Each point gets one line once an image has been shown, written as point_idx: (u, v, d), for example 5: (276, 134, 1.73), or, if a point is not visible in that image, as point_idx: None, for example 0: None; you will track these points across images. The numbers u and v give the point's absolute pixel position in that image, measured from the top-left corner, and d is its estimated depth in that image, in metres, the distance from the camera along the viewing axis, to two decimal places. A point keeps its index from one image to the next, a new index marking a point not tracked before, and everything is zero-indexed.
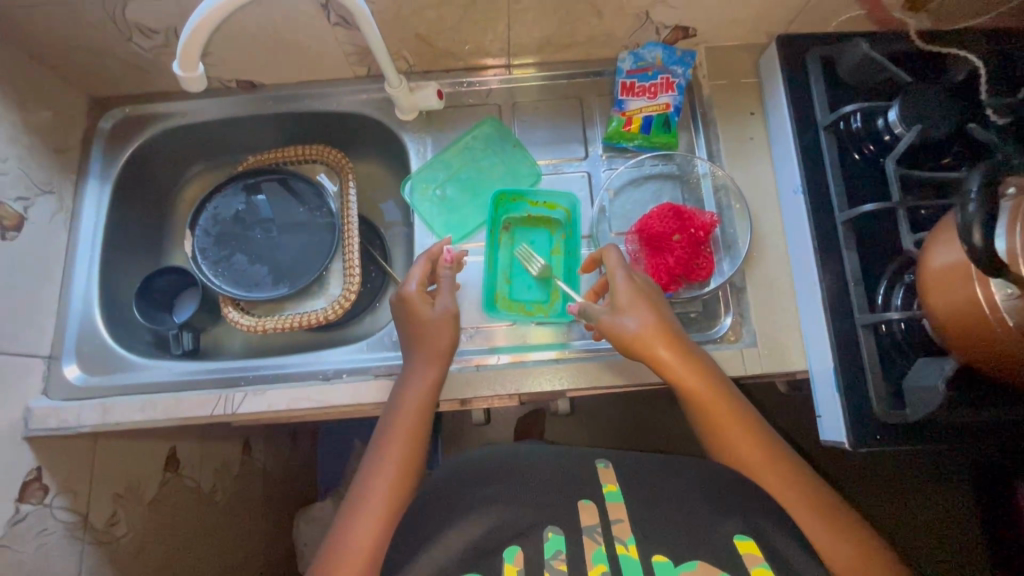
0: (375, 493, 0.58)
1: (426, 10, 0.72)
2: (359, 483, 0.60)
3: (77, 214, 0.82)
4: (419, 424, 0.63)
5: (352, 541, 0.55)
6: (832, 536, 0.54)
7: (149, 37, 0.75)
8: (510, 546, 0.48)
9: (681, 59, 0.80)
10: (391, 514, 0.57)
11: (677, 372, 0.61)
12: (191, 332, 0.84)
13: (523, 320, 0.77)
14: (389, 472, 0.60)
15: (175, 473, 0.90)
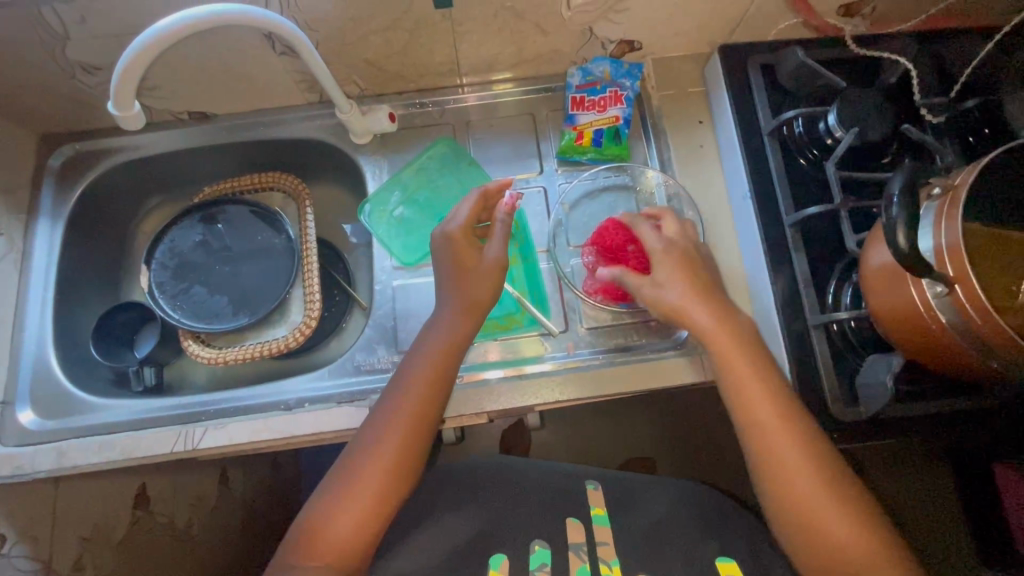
0: (386, 449, 0.59)
1: (370, 35, 0.73)
2: (370, 428, 0.61)
3: (29, 254, 0.80)
4: (435, 388, 0.63)
5: (356, 497, 0.57)
6: (806, 473, 0.55)
7: (92, 73, 0.74)
8: (496, 556, 0.59)
9: (628, 73, 0.82)
10: (397, 469, 0.59)
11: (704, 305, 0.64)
12: (152, 367, 0.83)
13: (496, 336, 0.77)
14: (404, 418, 0.61)
15: (147, 510, 0.87)
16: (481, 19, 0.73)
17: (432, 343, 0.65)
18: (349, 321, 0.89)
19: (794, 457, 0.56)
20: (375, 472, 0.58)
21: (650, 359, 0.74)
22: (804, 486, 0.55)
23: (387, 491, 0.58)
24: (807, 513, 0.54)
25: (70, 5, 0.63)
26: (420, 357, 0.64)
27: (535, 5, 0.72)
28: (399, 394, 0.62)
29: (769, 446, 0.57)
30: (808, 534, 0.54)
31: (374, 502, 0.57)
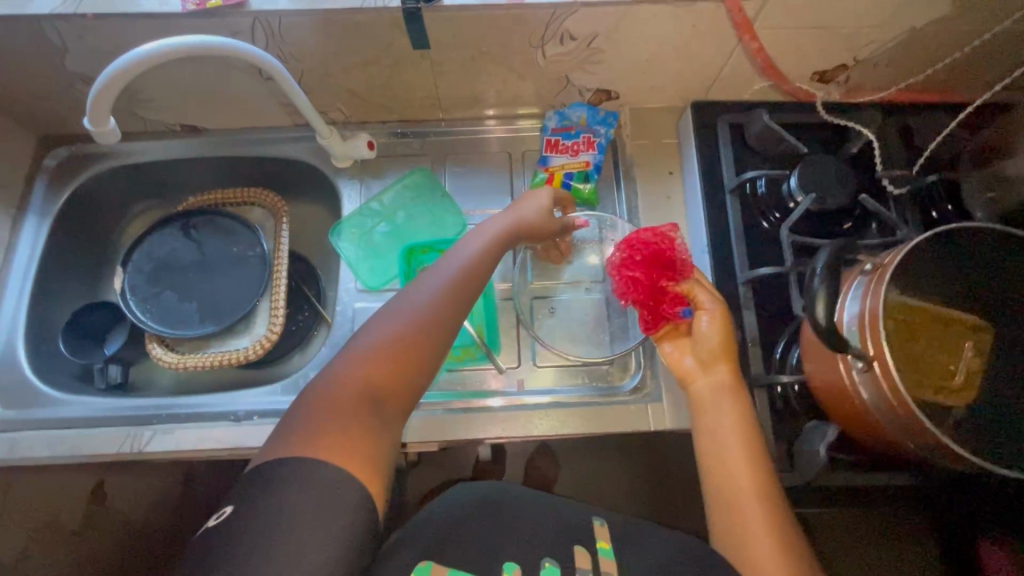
0: (421, 324, 0.58)
1: (353, 69, 0.76)
2: (417, 299, 0.60)
3: (13, 247, 0.84)
4: (474, 287, 0.63)
5: (387, 361, 0.55)
6: (746, 458, 0.56)
7: (91, 84, 0.79)
8: (507, 563, 0.53)
9: (602, 120, 0.85)
10: (415, 353, 0.57)
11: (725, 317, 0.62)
12: (119, 364, 0.86)
13: (447, 367, 0.78)
14: (446, 298, 0.60)
15: (105, 505, 0.87)
16: (459, 61, 0.76)
17: (480, 244, 0.66)
18: (315, 336, 0.92)
19: (747, 478, 0.56)
20: (406, 342, 0.56)
21: (596, 403, 0.75)
22: (748, 515, 0.54)
23: (413, 368, 0.56)
24: (748, 528, 0.53)
25: (69, 23, 0.68)
26: (461, 250, 0.65)
27: (511, 51, 0.75)
28: (436, 280, 0.62)
29: (728, 456, 0.57)
30: (748, 539, 0.53)
31: (398, 372, 0.55)
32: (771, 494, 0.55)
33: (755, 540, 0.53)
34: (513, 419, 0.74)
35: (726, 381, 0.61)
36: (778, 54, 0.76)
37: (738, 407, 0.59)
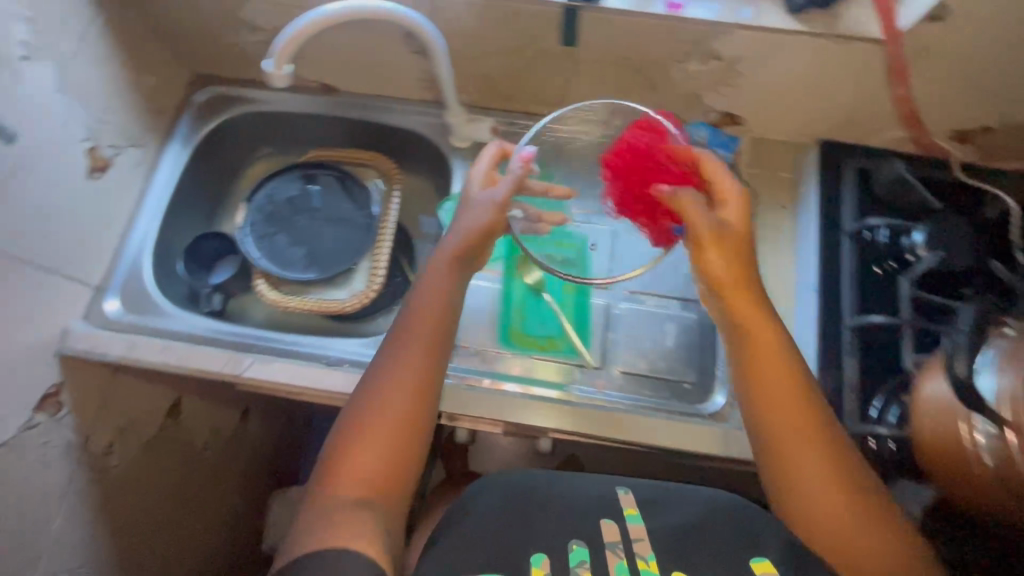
0: (400, 390, 0.61)
1: (496, 56, 0.80)
2: (381, 371, 0.63)
3: (155, 169, 0.91)
4: (438, 344, 0.65)
5: (377, 433, 0.59)
6: (813, 447, 0.56)
7: (254, 31, 0.85)
8: (536, 554, 0.54)
9: (723, 142, 0.86)
10: (407, 423, 0.60)
11: (726, 256, 0.62)
12: (221, 294, 0.92)
13: (533, 354, 0.79)
14: (409, 367, 0.62)
15: (175, 421, 0.98)
16: (598, 62, 0.78)
17: (422, 303, 0.67)
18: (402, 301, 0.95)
19: (804, 474, 0.56)
20: (390, 411, 0.60)
21: (679, 417, 0.73)
22: (828, 527, 0.54)
23: (399, 441, 0.59)
24: (839, 540, 0.53)
25: None
26: (415, 313, 0.66)
27: (652, 61, 0.76)
28: (400, 350, 0.63)
29: (794, 471, 0.56)
30: (841, 547, 0.53)
31: (392, 437, 0.59)
32: (845, 485, 0.55)
33: (845, 545, 0.53)
34: (583, 407, 0.73)
35: (758, 370, 0.60)
36: (924, 105, 0.75)
37: (777, 413, 0.58)
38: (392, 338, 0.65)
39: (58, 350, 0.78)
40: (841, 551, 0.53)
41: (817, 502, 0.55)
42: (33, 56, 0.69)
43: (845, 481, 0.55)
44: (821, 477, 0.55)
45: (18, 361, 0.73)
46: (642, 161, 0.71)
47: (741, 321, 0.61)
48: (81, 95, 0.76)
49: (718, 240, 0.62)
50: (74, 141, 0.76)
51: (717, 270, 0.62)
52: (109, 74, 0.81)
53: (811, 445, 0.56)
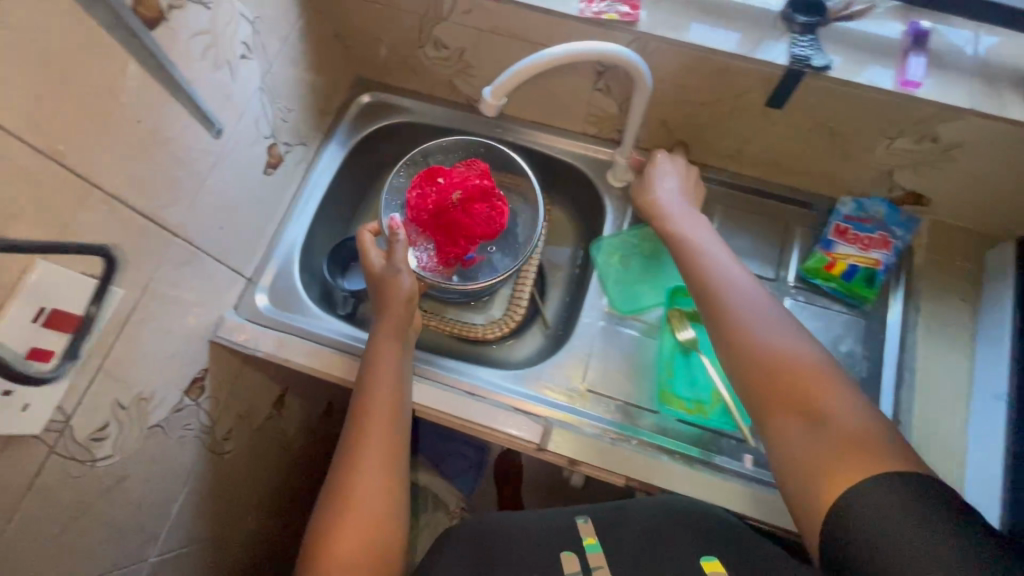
0: (372, 471, 0.66)
1: (685, 104, 0.77)
2: (350, 453, 0.67)
3: (313, 167, 0.92)
4: (395, 427, 0.69)
5: (358, 517, 0.64)
6: (810, 392, 0.55)
7: (438, 50, 0.84)
8: None
9: (903, 222, 0.80)
10: (373, 525, 0.64)
11: (722, 291, 0.65)
12: (354, 299, 0.91)
13: (679, 416, 0.76)
14: (374, 446, 0.67)
15: (277, 411, 1.03)
16: (798, 126, 0.74)
17: (374, 382, 0.71)
18: (527, 331, 0.91)
19: (823, 386, 0.55)
20: (370, 492, 0.65)
21: None
22: (793, 422, 0.55)
23: (366, 536, 0.63)
24: (809, 455, 0.52)
25: None
26: (375, 393, 0.70)
27: (857, 133, 0.72)
28: (364, 422, 0.68)
29: (803, 391, 0.55)
30: (837, 462, 0.50)
31: (371, 526, 0.64)
32: (834, 389, 0.55)
33: (858, 455, 0.50)
34: (717, 482, 0.72)
35: (736, 342, 0.61)
36: None
37: (740, 353, 0.60)
38: (355, 413, 0.70)
39: (212, 335, 0.78)
40: (854, 463, 0.49)
41: (841, 413, 0.53)
42: (249, 56, 0.70)
43: (829, 379, 0.56)
44: (801, 381, 0.56)
45: (182, 348, 0.73)
46: (442, 197, 0.77)
47: (719, 311, 0.64)
48: (273, 93, 0.77)
49: (705, 287, 0.67)
50: (260, 137, 0.77)
51: (723, 295, 0.65)
52: (293, 74, 0.81)
53: (762, 377, 0.58)
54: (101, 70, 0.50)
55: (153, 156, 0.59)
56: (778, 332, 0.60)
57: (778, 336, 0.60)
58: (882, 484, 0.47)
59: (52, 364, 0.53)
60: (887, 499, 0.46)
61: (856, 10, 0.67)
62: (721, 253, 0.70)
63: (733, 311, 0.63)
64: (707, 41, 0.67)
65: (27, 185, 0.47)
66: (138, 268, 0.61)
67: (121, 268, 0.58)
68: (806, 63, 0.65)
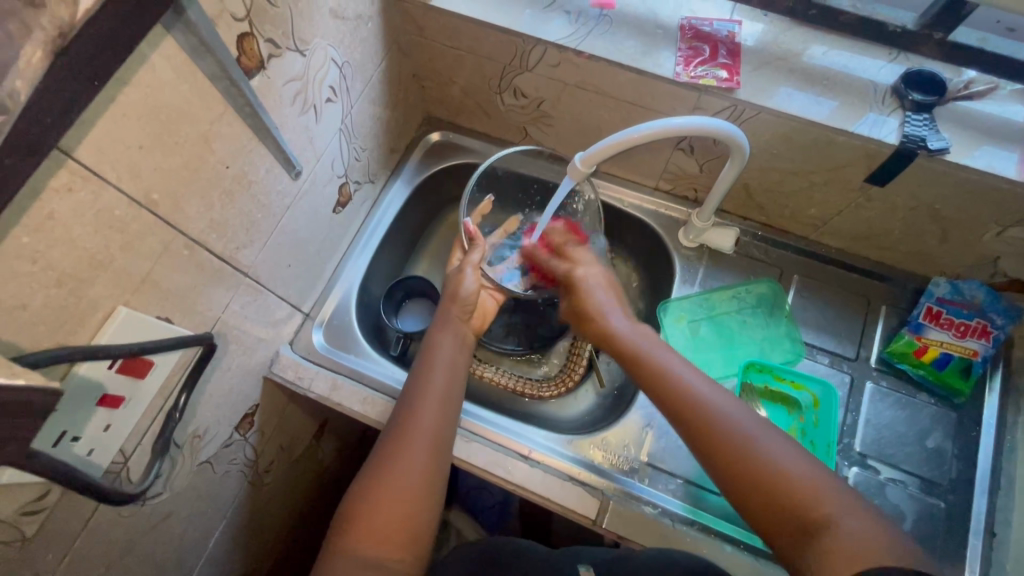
0: (418, 445, 0.61)
1: (774, 170, 0.74)
2: (401, 419, 0.63)
3: (377, 203, 0.91)
4: (448, 408, 0.65)
5: (398, 488, 0.57)
6: (786, 489, 0.51)
7: (517, 97, 0.82)
8: None
9: (1004, 310, 0.72)
10: (415, 500, 0.58)
11: (699, 406, 0.58)
12: (405, 340, 0.87)
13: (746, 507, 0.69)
14: (426, 414, 0.63)
15: (317, 441, 1.00)
16: (894, 205, 0.70)
17: (434, 355, 0.70)
18: (580, 387, 0.87)
19: (815, 492, 0.50)
20: (415, 463, 0.59)
21: None
22: (782, 527, 0.50)
23: (407, 508, 0.57)
24: (824, 558, 0.46)
25: (561, 53, 0.70)
26: (433, 372, 0.67)
27: (961, 217, 0.68)
28: (418, 396, 0.65)
29: (775, 484, 0.51)
30: (842, 563, 0.45)
31: (411, 500, 0.57)
32: (837, 496, 0.50)
33: (856, 560, 0.44)
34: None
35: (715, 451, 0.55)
36: None
37: (732, 472, 0.54)
38: (410, 389, 0.66)
39: (267, 372, 0.77)
40: (854, 571, 0.44)
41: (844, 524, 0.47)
42: (333, 99, 0.70)
43: (822, 481, 0.51)
44: (790, 489, 0.50)
45: (240, 384, 0.72)
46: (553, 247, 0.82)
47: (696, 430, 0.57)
48: (351, 133, 0.77)
49: (670, 403, 0.60)
50: (333, 177, 0.77)
51: (684, 405, 0.59)
52: (371, 114, 0.81)
53: (754, 492, 0.52)
54: (202, 119, 0.50)
55: (236, 199, 0.58)
56: (765, 439, 0.54)
57: (768, 444, 0.54)
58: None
59: (122, 409, 0.51)
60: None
61: (978, 90, 0.64)
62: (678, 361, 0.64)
63: (708, 431, 0.56)
64: (810, 114, 0.64)
65: (122, 234, 0.46)
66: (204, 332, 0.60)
67: (201, 336, 0.58)
68: (920, 143, 0.61)
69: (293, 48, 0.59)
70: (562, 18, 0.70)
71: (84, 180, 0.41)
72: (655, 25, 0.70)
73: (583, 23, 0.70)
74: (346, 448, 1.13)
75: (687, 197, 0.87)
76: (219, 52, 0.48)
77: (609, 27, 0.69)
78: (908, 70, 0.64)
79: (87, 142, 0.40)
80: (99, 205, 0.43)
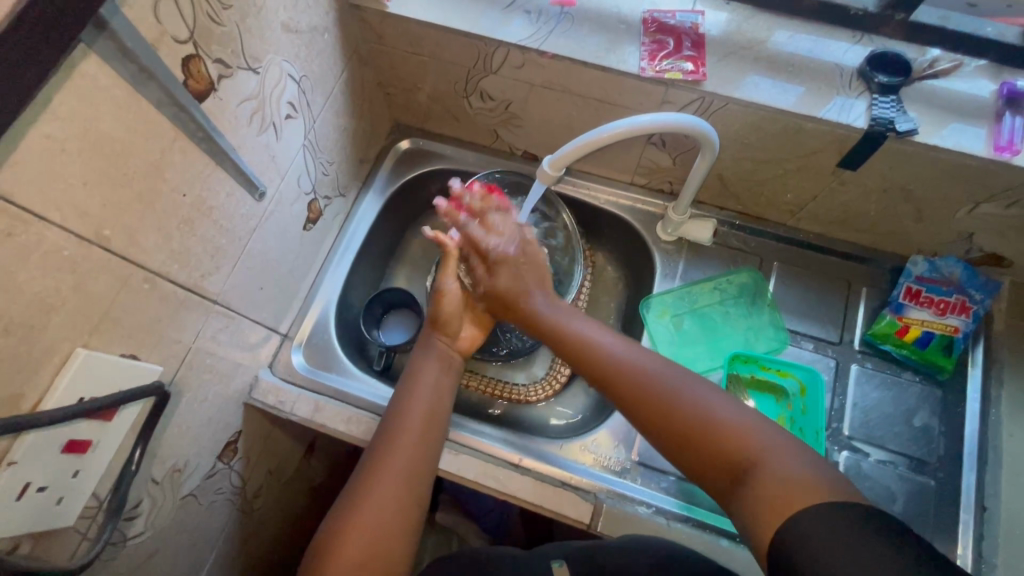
0: (395, 479, 0.60)
1: (746, 159, 0.73)
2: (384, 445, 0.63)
3: (351, 216, 0.89)
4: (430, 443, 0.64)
5: (371, 521, 0.57)
6: (729, 438, 0.52)
7: (484, 100, 0.81)
8: None
9: (983, 285, 0.73)
10: (389, 537, 0.57)
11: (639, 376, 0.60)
12: (388, 354, 0.86)
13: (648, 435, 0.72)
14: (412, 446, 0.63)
15: (307, 461, 0.98)
16: (867, 187, 0.70)
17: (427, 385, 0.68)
18: (567, 389, 0.86)
19: (755, 436, 0.52)
20: (393, 492, 0.59)
21: None
22: (724, 477, 0.52)
23: (379, 543, 0.56)
24: (760, 500, 0.47)
25: (524, 54, 0.68)
26: (414, 401, 0.66)
27: (934, 196, 0.68)
28: (401, 422, 0.64)
29: (712, 435, 0.53)
30: (780, 503, 0.46)
31: (385, 534, 0.57)
32: (777, 449, 0.50)
33: (791, 499, 0.45)
34: None
35: (662, 414, 0.56)
36: None
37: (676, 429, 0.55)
38: (394, 412, 0.66)
39: (247, 399, 0.75)
40: (787, 505, 0.45)
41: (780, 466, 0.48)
42: (293, 115, 0.68)
43: (768, 438, 0.51)
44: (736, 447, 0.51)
45: (219, 413, 0.70)
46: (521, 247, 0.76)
47: (624, 381, 0.60)
48: (315, 148, 0.75)
49: (607, 369, 0.62)
50: (301, 194, 0.75)
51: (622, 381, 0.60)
52: (335, 126, 0.79)
53: (707, 444, 0.53)
54: (152, 148, 0.48)
55: (196, 227, 0.56)
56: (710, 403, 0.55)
57: (716, 408, 0.55)
58: (821, 513, 0.43)
59: (91, 453, 0.50)
60: (825, 531, 0.42)
61: (943, 69, 0.63)
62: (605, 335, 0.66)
63: (662, 399, 0.57)
64: (777, 102, 0.63)
65: (73, 275, 0.44)
66: (163, 373, 0.57)
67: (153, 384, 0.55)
68: (889, 126, 0.60)
69: (245, 66, 0.57)
70: (522, 18, 0.69)
71: (25, 224, 0.39)
72: (618, 19, 0.68)
73: (545, 22, 0.68)
74: (338, 463, 1.12)
75: (664, 191, 0.86)
76: (162, 76, 0.46)
77: (571, 25, 0.68)
78: (872, 52, 0.64)
79: (25, 183, 0.38)
80: (44, 247, 0.41)
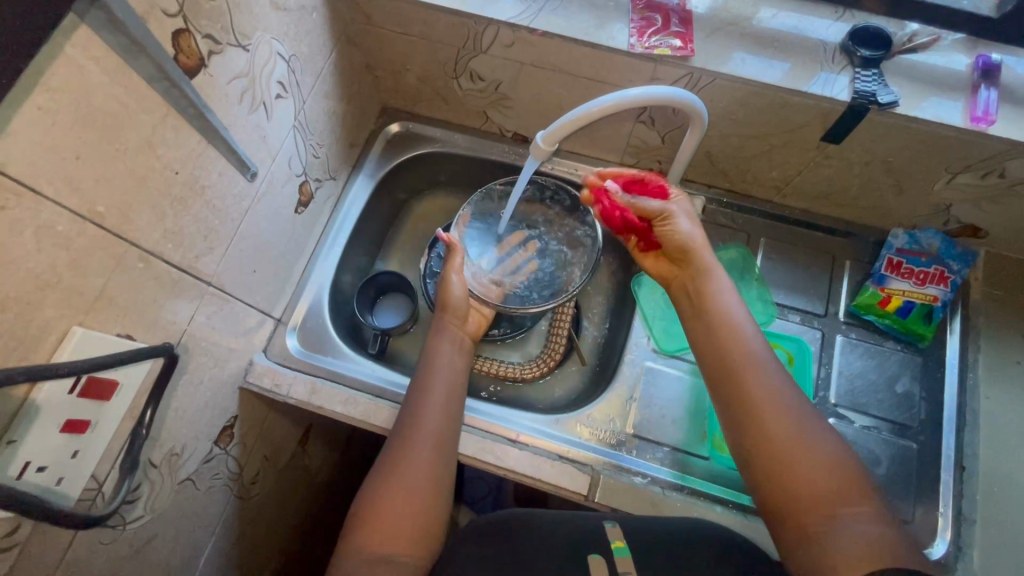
0: (427, 444, 0.61)
1: (733, 136, 0.75)
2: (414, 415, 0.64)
3: (342, 200, 0.89)
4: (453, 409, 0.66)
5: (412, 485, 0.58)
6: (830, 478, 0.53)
7: (474, 81, 0.81)
8: None
9: (958, 256, 0.77)
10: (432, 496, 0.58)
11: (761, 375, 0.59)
12: (383, 337, 0.87)
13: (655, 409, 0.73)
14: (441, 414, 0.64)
15: (302, 447, 0.98)
16: (850, 161, 0.72)
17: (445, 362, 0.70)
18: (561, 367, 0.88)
19: (855, 492, 0.52)
20: (427, 457, 0.60)
21: None
22: (815, 511, 0.51)
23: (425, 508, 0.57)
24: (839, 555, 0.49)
25: (514, 32, 0.69)
26: (434, 373, 0.68)
27: (916, 168, 0.70)
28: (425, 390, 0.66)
29: (820, 474, 0.53)
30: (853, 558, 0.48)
31: (427, 503, 0.57)
32: (867, 505, 0.51)
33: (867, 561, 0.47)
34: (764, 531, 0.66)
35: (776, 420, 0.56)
36: None
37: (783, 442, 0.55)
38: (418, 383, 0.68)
39: (241, 383, 0.75)
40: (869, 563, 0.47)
41: (857, 529, 0.49)
42: (283, 95, 0.67)
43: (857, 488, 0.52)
44: (829, 491, 0.52)
45: (215, 397, 0.70)
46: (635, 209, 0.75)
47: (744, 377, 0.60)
48: (306, 130, 0.75)
49: (734, 361, 0.61)
50: (292, 176, 0.74)
51: (749, 369, 0.60)
52: (325, 108, 0.78)
53: (821, 477, 0.53)
54: (144, 124, 0.48)
55: (189, 207, 0.56)
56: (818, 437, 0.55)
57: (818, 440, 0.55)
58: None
59: (91, 433, 0.49)
60: None
61: (921, 43, 0.66)
62: (750, 325, 0.64)
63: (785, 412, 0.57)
64: (763, 77, 0.64)
65: (68, 251, 0.44)
66: None
67: (158, 348, 0.55)
68: (871, 98, 0.62)
69: (235, 43, 0.56)
70: None
71: (20, 198, 0.39)
72: None
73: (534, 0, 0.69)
74: (333, 451, 1.12)
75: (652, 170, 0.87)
76: (153, 50, 0.46)
77: (560, 3, 0.69)
78: (854, 28, 0.65)
79: (19, 155, 0.38)
80: (38, 222, 0.41)
